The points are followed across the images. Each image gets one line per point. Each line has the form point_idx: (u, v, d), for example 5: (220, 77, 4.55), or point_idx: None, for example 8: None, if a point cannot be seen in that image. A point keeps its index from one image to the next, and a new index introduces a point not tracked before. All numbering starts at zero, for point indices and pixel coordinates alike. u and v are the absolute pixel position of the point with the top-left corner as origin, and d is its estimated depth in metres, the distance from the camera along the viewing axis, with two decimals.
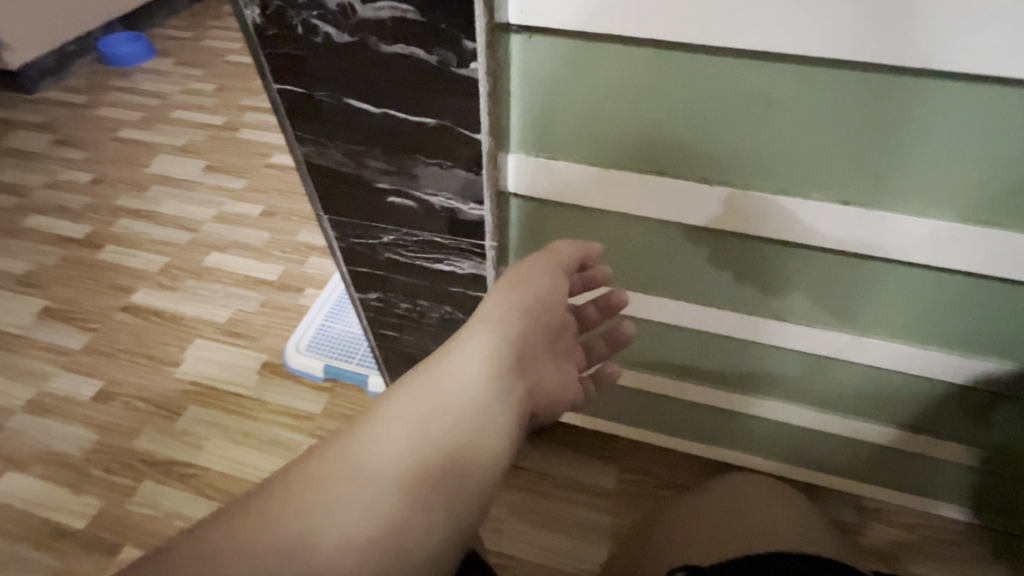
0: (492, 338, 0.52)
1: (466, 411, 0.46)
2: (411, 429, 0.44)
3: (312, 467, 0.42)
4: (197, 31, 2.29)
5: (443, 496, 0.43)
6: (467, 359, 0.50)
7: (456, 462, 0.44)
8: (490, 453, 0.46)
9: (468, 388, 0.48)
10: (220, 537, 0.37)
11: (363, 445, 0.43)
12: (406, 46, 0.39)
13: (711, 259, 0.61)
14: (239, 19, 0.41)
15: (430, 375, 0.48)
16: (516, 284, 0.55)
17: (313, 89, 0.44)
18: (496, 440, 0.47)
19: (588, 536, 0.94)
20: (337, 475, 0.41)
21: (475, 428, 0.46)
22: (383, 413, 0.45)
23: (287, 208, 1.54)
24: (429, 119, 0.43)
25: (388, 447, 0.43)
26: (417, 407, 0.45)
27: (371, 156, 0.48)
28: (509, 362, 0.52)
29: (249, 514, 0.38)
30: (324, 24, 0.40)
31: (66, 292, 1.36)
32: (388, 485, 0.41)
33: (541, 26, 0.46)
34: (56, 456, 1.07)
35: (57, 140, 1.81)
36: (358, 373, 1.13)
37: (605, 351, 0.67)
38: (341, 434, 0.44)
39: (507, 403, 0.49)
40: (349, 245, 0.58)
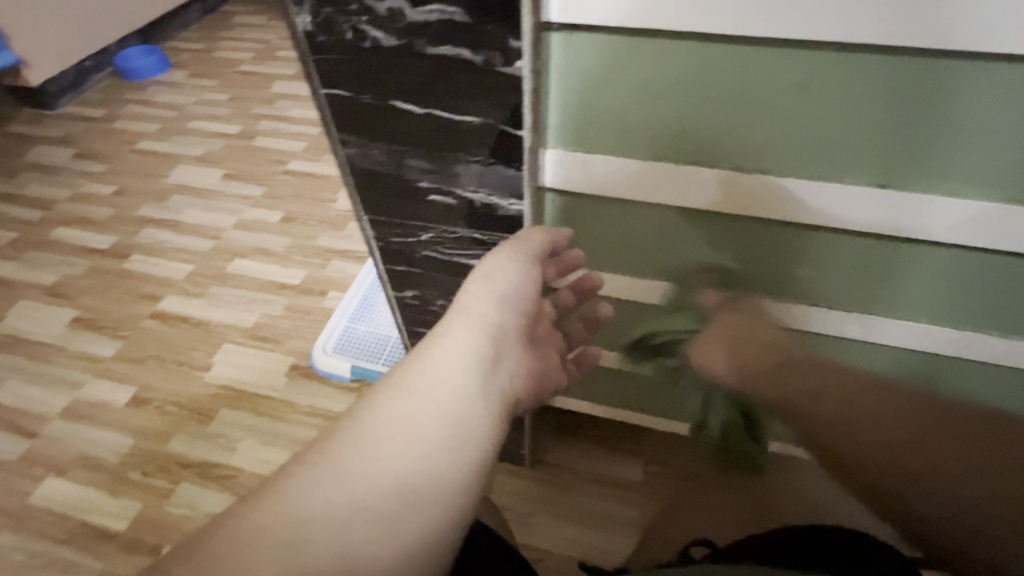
0: (473, 331, 0.52)
1: (454, 404, 0.47)
2: (398, 427, 0.45)
3: (305, 478, 0.42)
4: (209, 43, 2.33)
5: (439, 489, 0.44)
6: (450, 354, 0.50)
7: (451, 451, 0.45)
8: (479, 442, 0.47)
9: (452, 381, 0.48)
10: (217, 552, 0.38)
11: (356, 448, 0.44)
12: (453, 47, 0.40)
13: (711, 245, 0.63)
14: (288, 26, 0.43)
15: (414, 372, 0.49)
16: (489, 276, 0.55)
17: (359, 93, 0.46)
18: (483, 428, 0.48)
19: (620, 530, 0.96)
20: (332, 483, 0.42)
21: (466, 417, 0.47)
22: (370, 414, 0.46)
23: (306, 213, 1.57)
24: (472, 117, 0.45)
25: (377, 446, 0.44)
26: (404, 402, 0.46)
27: (415, 156, 0.49)
28: (492, 354, 0.52)
29: (247, 533, 0.39)
30: (373, 29, 0.41)
31: (95, 302, 1.39)
32: (382, 484, 0.42)
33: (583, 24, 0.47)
34: (94, 461, 1.10)
35: (78, 154, 1.85)
36: (384, 372, 1.14)
37: (583, 332, 0.72)
38: (331, 440, 0.45)
39: (490, 394, 0.50)
40: (388, 244, 0.60)
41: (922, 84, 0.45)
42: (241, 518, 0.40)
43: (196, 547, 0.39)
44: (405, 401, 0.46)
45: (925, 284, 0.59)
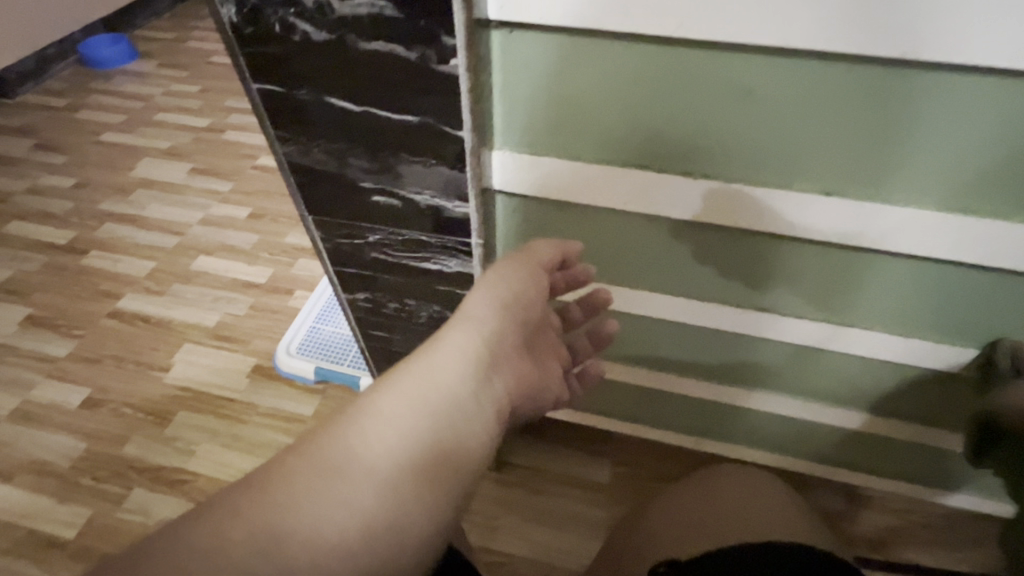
0: (475, 336, 0.52)
1: (449, 409, 0.47)
2: (390, 425, 0.44)
3: (288, 462, 0.41)
4: (179, 33, 2.27)
5: (421, 495, 0.43)
6: (448, 356, 0.50)
7: (441, 461, 0.45)
8: (466, 451, 0.47)
9: (449, 384, 0.48)
10: (196, 537, 0.36)
11: (350, 444, 0.43)
12: (384, 43, 0.39)
13: (694, 251, 0.61)
14: (215, 18, 0.41)
15: (414, 372, 0.48)
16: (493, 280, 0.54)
17: (293, 88, 0.44)
18: (475, 437, 0.48)
19: (588, 532, 0.95)
20: (320, 475, 0.41)
21: (461, 427, 0.47)
22: (367, 410, 0.45)
23: (275, 209, 1.53)
24: (410, 116, 0.43)
25: (370, 445, 0.43)
26: (398, 400, 0.45)
27: (357, 155, 0.47)
28: (489, 359, 0.52)
29: (229, 519, 0.37)
30: (301, 22, 0.39)
31: (50, 299, 1.34)
32: (366, 482, 0.41)
33: (523, 22, 0.46)
34: (44, 465, 1.06)
35: (37, 145, 1.78)
36: (349, 373, 1.12)
37: (588, 348, 0.68)
38: (323, 431, 0.43)
39: (484, 401, 0.50)
40: (336, 245, 0.58)
41: (877, 93, 0.45)
42: (221, 497, 0.39)
43: (173, 528, 0.36)
44: (401, 400, 0.45)
45: (892, 292, 0.59)
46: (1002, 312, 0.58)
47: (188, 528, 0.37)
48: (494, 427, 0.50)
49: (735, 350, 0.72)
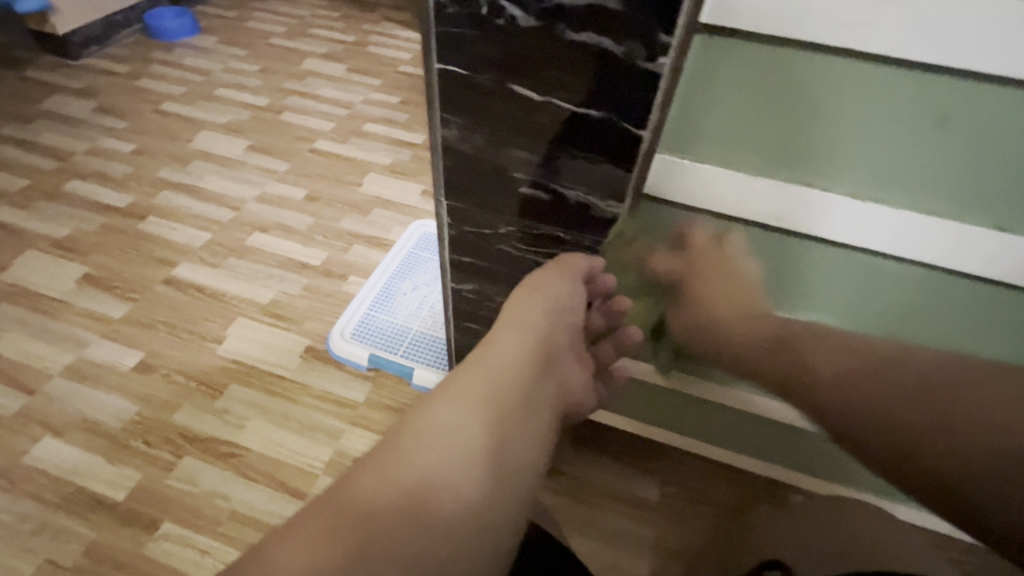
0: (522, 340, 0.59)
1: (498, 406, 0.53)
2: (447, 429, 0.50)
3: (360, 480, 0.46)
4: (241, 12, 2.30)
5: (487, 477, 0.48)
6: (496, 360, 0.57)
7: (504, 457, 0.50)
8: (519, 442, 0.53)
9: (497, 385, 0.54)
10: (287, 550, 0.41)
11: (412, 455, 0.48)
12: (595, 35, 0.41)
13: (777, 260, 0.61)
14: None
15: (466, 378, 0.55)
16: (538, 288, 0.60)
17: (477, 73, 0.46)
18: (523, 429, 0.54)
19: (637, 549, 0.93)
20: (387, 484, 0.46)
21: (513, 426, 0.53)
22: (423, 421, 0.51)
23: (331, 194, 1.54)
24: (593, 110, 0.45)
25: (431, 453, 0.48)
26: (453, 407, 0.52)
27: (520, 145, 0.49)
28: (532, 364, 0.58)
29: (316, 533, 0.42)
30: (512, 7, 0.41)
31: (107, 260, 1.35)
32: (434, 476, 0.46)
33: (721, 25, 0.47)
34: (94, 425, 1.06)
35: (99, 107, 1.80)
36: (402, 364, 1.12)
37: (611, 354, 0.72)
38: (388, 448, 0.49)
39: (527, 400, 0.56)
40: (462, 233, 0.59)
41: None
42: (306, 515, 0.44)
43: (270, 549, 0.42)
44: (455, 405, 0.52)
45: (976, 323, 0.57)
46: None
47: (286, 542, 0.42)
48: (540, 422, 0.56)
49: None
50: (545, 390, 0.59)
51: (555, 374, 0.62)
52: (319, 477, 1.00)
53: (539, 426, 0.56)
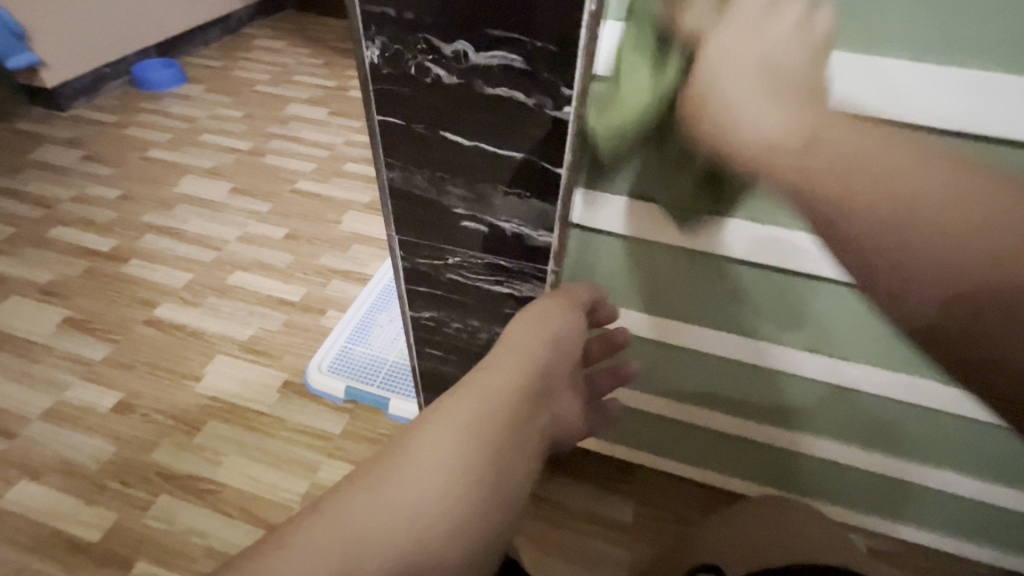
0: (522, 367, 0.56)
1: (489, 436, 0.51)
2: (437, 455, 0.49)
3: (356, 505, 0.46)
4: (227, 61, 2.40)
5: (470, 503, 0.49)
6: (493, 383, 0.54)
7: (492, 483, 0.50)
8: (505, 470, 0.52)
9: (489, 414, 0.52)
10: (280, 556, 0.43)
11: (402, 477, 0.48)
12: (508, 90, 0.46)
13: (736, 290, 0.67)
14: (358, 58, 0.49)
15: (459, 402, 0.53)
16: (537, 320, 0.59)
17: (412, 123, 0.51)
18: (512, 459, 0.53)
19: (611, 568, 0.94)
20: (375, 508, 0.46)
21: (505, 452, 0.52)
22: (414, 445, 0.50)
23: (311, 232, 1.59)
24: (516, 153, 0.50)
25: (422, 480, 0.48)
26: (445, 432, 0.51)
27: (456, 184, 0.54)
28: (526, 394, 0.55)
29: (305, 545, 0.44)
30: (436, 67, 0.47)
31: (89, 303, 1.37)
32: (422, 508, 0.47)
33: None
34: (71, 467, 1.07)
35: (86, 156, 1.86)
36: (379, 395, 1.14)
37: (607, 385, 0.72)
38: (378, 466, 0.50)
39: (519, 426, 0.54)
40: (415, 266, 0.64)
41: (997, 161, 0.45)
42: (296, 524, 0.46)
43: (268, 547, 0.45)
44: (448, 431, 0.51)
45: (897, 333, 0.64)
46: None
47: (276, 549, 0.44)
48: (529, 452, 0.55)
49: (758, 387, 0.77)
50: (537, 418, 0.57)
51: (548, 406, 0.59)
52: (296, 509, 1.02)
53: (528, 452, 0.55)
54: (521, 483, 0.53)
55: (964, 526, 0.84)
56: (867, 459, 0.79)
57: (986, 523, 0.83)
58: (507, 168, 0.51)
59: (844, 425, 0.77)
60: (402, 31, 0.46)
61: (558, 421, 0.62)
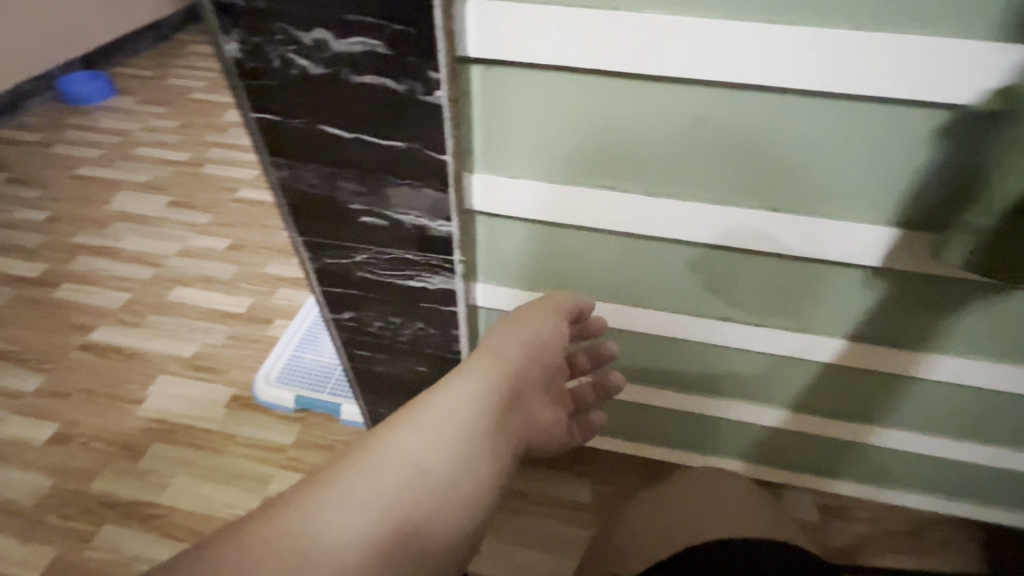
0: (497, 372, 0.57)
1: (470, 441, 0.51)
2: (410, 455, 0.48)
3: (333, 511, 0.43)
4: (159, 70, 2.31)
5: (439, 507, 0.47)
6: (469, 389, 0.54)
7: (464, 489, 0.49)
8: (486, 475, 0.51)
9: (461, 420, 0.51)
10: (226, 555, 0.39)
11: (369, 475, 0.46)
12: (376, 77, 0.45)
13: (673, 268, 0.66)
14: (219, 53, 0.47)
15: (432, 404, 0.52)
16: (520, 326, 0.61)
17: (288, 118, 0.50)
18: (483, 467, 0.51)
19: (570, 552, 0.94)
20: (338, 504, 0.43)
21: (481, 458, 0.51)
22: (386, 444, 0.48)
23: (254, 241, 1.54)
24: (399, 142, 0.49)
25: (394, 477, 0.46)
26: (420, 433, 0.49)
27: (346, 178, 0.53)
28: (498, 401, 0.55)
29: (254, 544, 0.40)
30: (300, 58, 0.45)
31: (19, 333, 1.31)
32: (400, 512, 0.44)
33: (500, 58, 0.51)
34: (6, 504, 1.02)
35: (10, 178, 1.76)
36: (330, 401, 1.12)
37: (591, 397, 0.74)
38: (344, 463, 0.47)
39: (490, 434, 0.53)
40: (324, 266, 0.63)
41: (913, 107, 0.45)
42: (250, 520, 0.42)
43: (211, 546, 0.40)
44: (425, 432, 0.49)
45: (810, 295, 0.66)
46: (899, 312, 0.65)
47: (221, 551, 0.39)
48: (504, 461, 0.54)
49: (692, 360, 0.77)
50: (513, 425, 0.57)
51: (521, 409, 0.59)
52: None
53: (506, 460, 0.54)
54: (498, 488, 0.52)
55: (902, 475, 0.88)
56: (831, 426, 0.80)
57: (923, 472, 0.86)
58: (391, 158, 0.50)
59: (777, 389, 0.78)
60: (257, 22, 0.44)
61: (534, 425, 0.61)
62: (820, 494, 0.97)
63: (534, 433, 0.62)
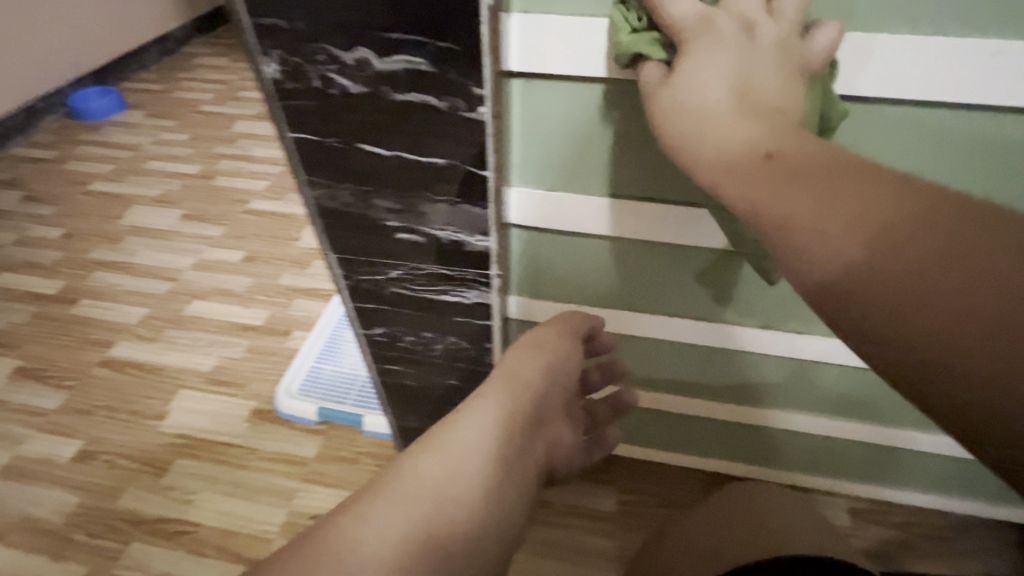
0: (519, 398, 0.54)
1: (494, 470, 0.49)
2: (435, 487, 0.46)
3: (362, 547, 0.41)
4: (167, 83, 2.32)
5: (466, 540, 0.45)
6: (490, 416, 0.52)
7: (488, 521, 0.47)
8: (509, 503, 0.49)
9: (485, 447, 0.49)
10: None
11: (396, 509, 0.44)
12: (418, 94, 0.45)
13: (698, 276, 0.65)
14: (256, 73, 0.46)
15: (454, 432, 0.50)
16: (537, 347, 0.59)
17: (326, 138, 0.49)
18: (507, 496, 0.49)
19: (598, 564, 0.93)
20: (366, 541, 0.42)
21: (504, 486, 0.49)
22: (409, 474, 0.46)
23: (269, 252, 1.54)
24: (439, 159, 0.48)
25: (417, 511, 0.44)
26: (444, 462, 0.47)
27: (383, 196, 0.52)
28: (519, 427, 0.53)
29: None
30: (340, 77, 0.45)
31: (40, 351, 1.31)
32: (428, 547, 0.43)
33: (542, 72, 0.51)
34: (33, 523, 1.02)
35: (24, 195, 1.77)
36: (352, 412, 1.11)
37: (607, 414, 0.71)
38: (368, 496, 0.45)
39: (512, 461, 0.51)
40: (356, 282, 0.62)
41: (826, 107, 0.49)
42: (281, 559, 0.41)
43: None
44: (447, 462, 0.47)
45: None
46: None
47: None
48: (526, 487, 0.52)
49: (722, 371, 0.76)
50: (534, 450, 0.55)
51: (543, 433, 0.57)
52: (275, 541, 0.99)
53: (527, 487, 0.52)
54: (521, 515, 0.50)
55: (931, 480, 0.87)
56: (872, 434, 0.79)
57: (960, 476, 0.85)
58: (429, 173, 0.50)
59: (817, 397, 0.77)
60: (297, 42, 0.44)
61: (556, 447, 0.60)
62: (853, 500, 0.95)
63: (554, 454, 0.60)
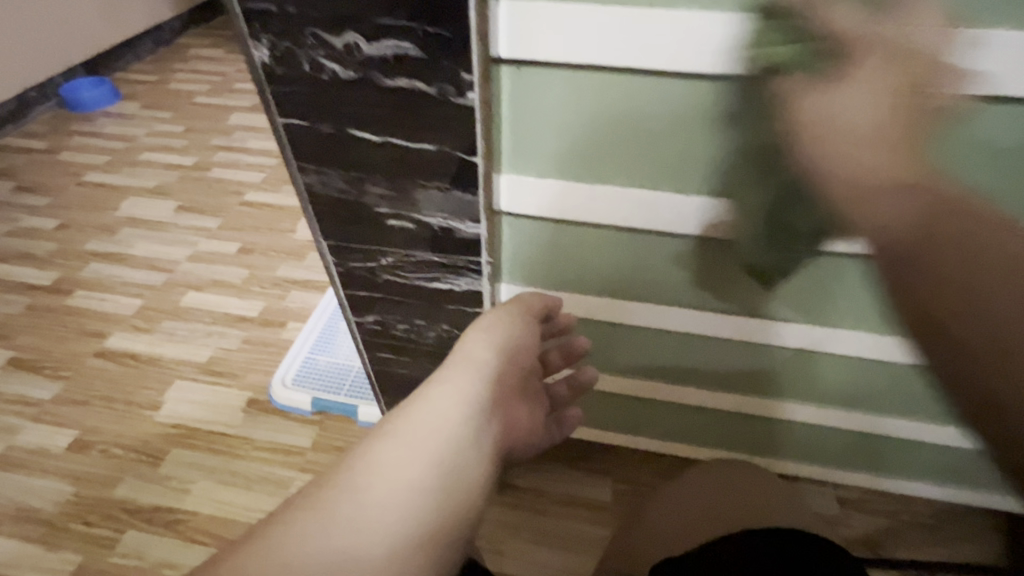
0: (474, 378, 0.53)
1: (453, 448, 0.47)
2: (394, 471, 0.44)
3: (319, 540, 0.40)
4: (162, 75, 2.30)
5: (432, 521, 0.43)
6: (444, 396, 0.50)
7: (453, 498, 0.45)
8: (474, 480, 0.48)
9: (442, 427, 0.48)
10: None
11: (355, 496, 0.42)
12: (408, 80, 0.45)
13: (682, 262, 0.65)
14: (247, 58, 0.46)
15: (409, 416, 0.48)
16: (492, 327, 0.58)
17: (317, 123, 0.49)
18: (472, 472, 0.48)
19: (591, 552, 0.94)
20: (324, 532, 0.40)
21: (466, 462, 0.48)
22: (365, 461, 0.45)
23: (264, 244, 1.54)
24: (429, 145, 0.49)
25: (376, 497, 0.42)
26: (401, 445, 0.46)
27: (374, 182, 0.53)
28: (478, 406, 0.52)
29: None
30: (330, 62, 0.45)
31: (35, 342, 1.31)
32: (388, 531, 0.41)
33: (532, 58, 0.51)
34: (30, 512, 1.03)
35: (18, 186, 1.77)
36: (347, 403, 1.12)
37: (566, 393, 0.72)
38: (323, 487, 0.43)
39: (473, 437, 0.49)
40: (349, 269, 0.62)
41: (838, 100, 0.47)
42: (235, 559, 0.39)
43: None
44: (404, 445, 0.46)
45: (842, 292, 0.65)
46: None
47: None
48: (490, 465, 0.50)
49: (710, 358, 0.77)
50: (495, 429, 0.54)
51: (501, 413, 0.57)
52: None
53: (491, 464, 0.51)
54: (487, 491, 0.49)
55: (917, 469, 0.88)
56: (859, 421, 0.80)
57: (945, 465, 0.86)
58: (420, 159, 0.50)
59: (803, 385, 0.78)
60: (288, 26, 0.44)
61: (516, 427, 0.60)
62: (840, 488, 0.97)
63: (513, 434, 0.60)
